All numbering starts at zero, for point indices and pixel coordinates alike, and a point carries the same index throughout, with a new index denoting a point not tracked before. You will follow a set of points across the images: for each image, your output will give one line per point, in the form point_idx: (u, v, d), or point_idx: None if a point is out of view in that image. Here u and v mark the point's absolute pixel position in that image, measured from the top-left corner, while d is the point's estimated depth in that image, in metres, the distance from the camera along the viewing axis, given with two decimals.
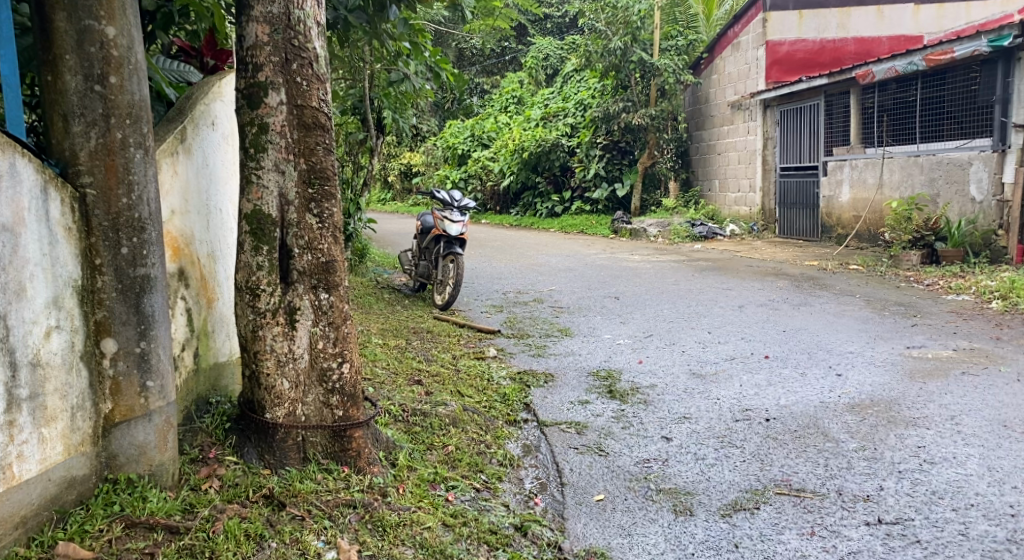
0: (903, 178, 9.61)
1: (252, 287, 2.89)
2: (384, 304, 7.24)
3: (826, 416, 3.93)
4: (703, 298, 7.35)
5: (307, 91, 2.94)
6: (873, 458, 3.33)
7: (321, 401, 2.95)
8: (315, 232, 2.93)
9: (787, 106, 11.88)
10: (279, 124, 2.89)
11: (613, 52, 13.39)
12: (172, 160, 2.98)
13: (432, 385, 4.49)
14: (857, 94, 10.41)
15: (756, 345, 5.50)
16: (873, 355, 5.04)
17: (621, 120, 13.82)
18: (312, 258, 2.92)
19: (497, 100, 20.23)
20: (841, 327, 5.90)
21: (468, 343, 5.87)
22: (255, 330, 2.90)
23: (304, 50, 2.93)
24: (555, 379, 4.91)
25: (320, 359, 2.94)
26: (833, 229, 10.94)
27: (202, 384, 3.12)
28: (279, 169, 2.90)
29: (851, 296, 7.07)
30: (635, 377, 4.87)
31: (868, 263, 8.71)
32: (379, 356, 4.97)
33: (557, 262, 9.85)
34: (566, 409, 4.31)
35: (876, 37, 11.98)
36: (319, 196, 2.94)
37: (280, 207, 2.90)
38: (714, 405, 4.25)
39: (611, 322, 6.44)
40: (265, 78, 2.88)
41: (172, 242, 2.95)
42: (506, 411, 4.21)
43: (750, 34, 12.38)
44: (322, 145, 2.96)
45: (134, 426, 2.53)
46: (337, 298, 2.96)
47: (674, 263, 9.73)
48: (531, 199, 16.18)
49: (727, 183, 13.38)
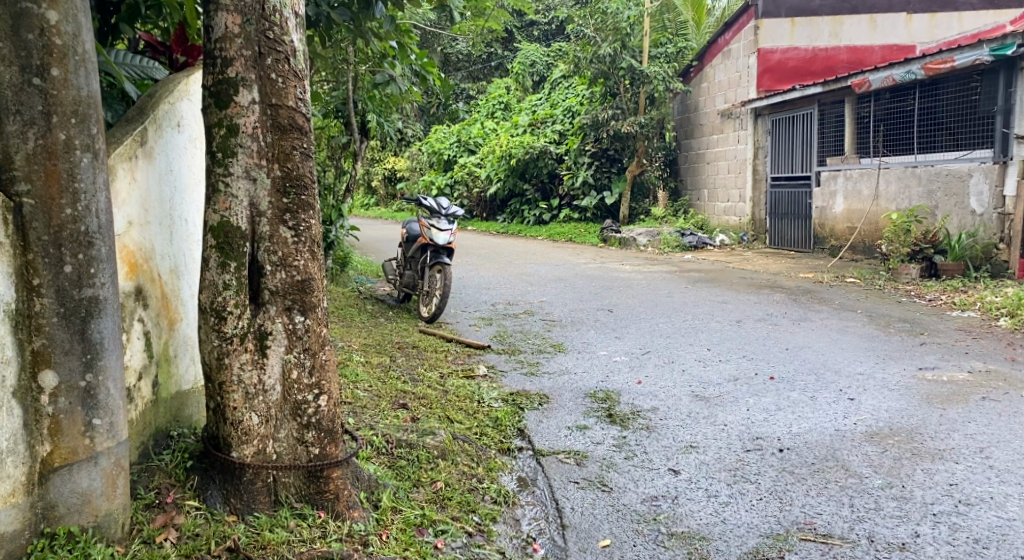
0: (899, 190, 9.40)
1: (217, 310, 2.56)
2: (366, 317, 6.91)
3: (844, 446, 3.65)
4: (700, 311, 7.07)
5: (283, 89, 2.62)
6: (903, 498, 3.08)
7: (295, 438, 2.63)
8: (290, 247, 2.61)
9: (778, 114, 11.65)
10: (251, 125, 2.57)
11: (602, 58, 13.14)
12: (130, 165, 2.66)
13: (419, 409, 4.17)
14: (851, 103, 10.19)
15: (760, 364, 5.22)
16: (885, 377, 4.76)
17: (610, 128, 13.58)
18: (286, 276, 2.60)
19: (483, 105, 19.94)
20: (847, 345, 5.62)
21: (456, 359, 5.55)
22: (220, 358, 2.57)
23: (280, 43, 2.61)
24: (550, 401, 4.59)
25: (294, 391, 2.62)
26: (826, 241, 10.71)
27: (161, 416, 2.79)
28: (250, 176, 2.58)
29: (852, 311, 6.81)
30: (635, 399, 4.57)
31: (865, 276, 8.49)
32: (361, 377, 4.64)
33: (546, 271, 9.56)
34: (563, 435, 4.00)
35: (869, 45, 11.80)
36: (295, 206, 2.62)
37: (250, 219, 2.59)
38: (721, 432, 3.95)
39: (605, 338, 6.14)
40: (235, 74, 2.57)
41: (128, 256, 2.62)
42: (498, 439, 3.89)
43: (741, 41, 12.17)
44: (299, 149, 2.64)
45: (76, 472, 2.19)
46: (314, 321, 2.64)
47: (667, 274, 9.47)
48: (519, 206, 15.95)
49: (717, 192, 13.15)
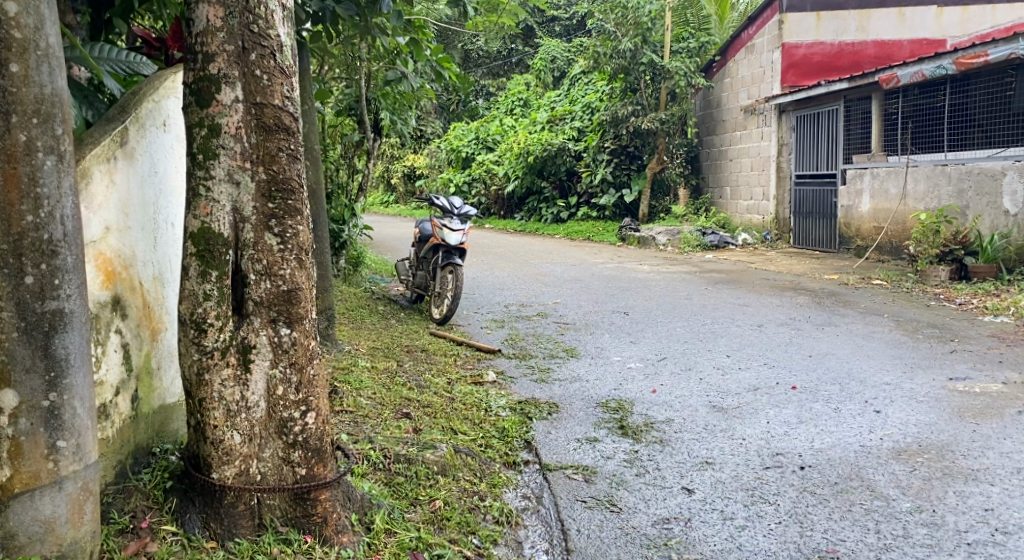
0: (928, 189, 9.07)
1: (197, 322, 2.40)
2: (377, 318, 6.76)
3: (869, 463, 3.44)
4: (719, 315, 6.86)
5: (269, 87, 2.46)
6: (934, 525, 2.89)
7: (280, 457, 2.47)
8: (275, 256, 2.44)
9: (803, 111, 11.37)
10: (234, 125, 2.42)
11: (622, 53, 12.92)
12: (108, 167, 2.51)
13: (423, 419, 4.01)
14: (879, 99, 9.92)
15: (781, 373, 5.00)
16: (913, 387, 4.53)
17: (630, 124, 13.36)
18: (271, 287, 2.44)
19: (502, 102, 19.76)
20: (873, 352, 5.39)
21: (465, 364, 5.39)
22: (200, 374, 2.41)
23: (265, 37, 2.45)
24: (560, 410, 4.41)
25: (279, 407, 2.46)
26: (852, 241, 10.42)
27: (142, 432, 2.63)
28: (233, 180, 2.42)
29: (878, 315, 6.57)
30: (648, 410, 4.38)
31: (892, 278, 8.22)
32: (365, 384, 4.48)
33: (562, 271, 9.36)
34: (572, 448, 3.82)
35: (897, 40, 11.48)
36: (282, 211, 2.46)
37: (233, 225, 2.43)
38: (740, 447, 3.76)
39: (621, 342, 5.95)
40: (216, 71, 2.41)
41: (104, 264, 2.47)
42: (504, 452, 3.73)
43: (765, 36, 11.90)
44: (285, 151, 2.47)
45: (38, 498, 2.05)
46: (301, 334, 2.48)
47: (686, 275, 9.25)
48: (536, 204, 15.76)
49: (739, 190, 12.89)
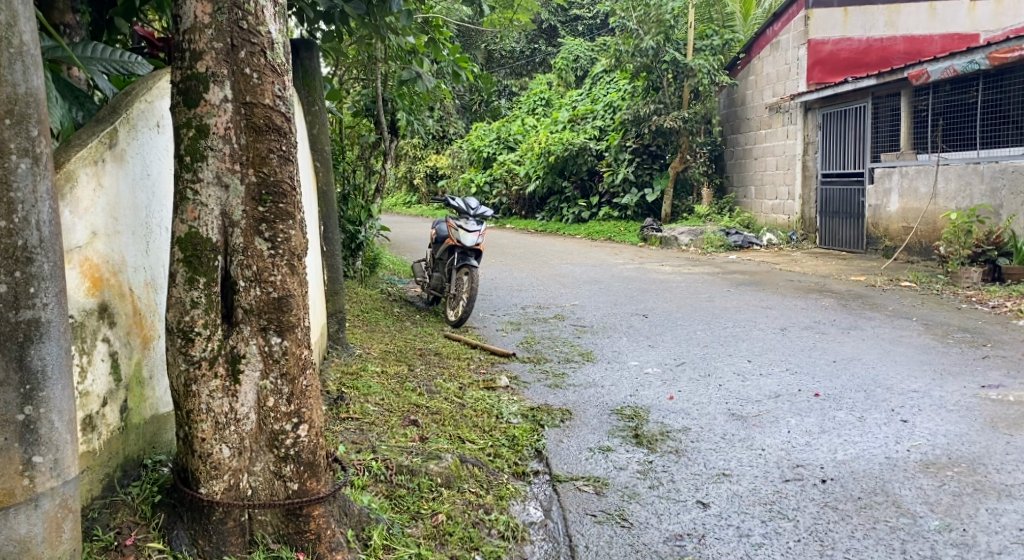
0: (959, 188, 8.86)
1: (184, 330, 2.30)
2: (392, 320, 6.67)
3: (894, 477, 3.27)
4: (741, 317, 6.70)
5: (259, 86, 2.36)
6: (964, 545, 2.73)
7: (271, 472, 2.37)
8: (265, 261, 2.35)
9: (829, 108, 11.14)
10: (222, 125, 2.32)
11: (645, 52, 12.75)
12: (95, 169, 2.41)
13: (430, 426, 3.91)
14: (908, 96, 9.68)
15: (804, 379, 4.84)
16: (943, 396, 4.35)
17: (652, 123, 13.20)
18: (261, 293, 2.34)
19: (525, 102, 19.65)
20: (901, 357, 5.21)
21: (478, 368, 5.28)
22: (187, 385, 2.31)
23: (255, 34, 2.35)
24: (573, 418, 4.29)
25: (270, 419, 2.36)
26: (879, 241, 10.18)
27: (132, 443, 2.53)
28: (222, 183, 2.32)
29: (907, 319, 6.37)
30: (665, 418, 4.25)
31: (921, 280, 8.01)
32: (373, 389, 4.39)
33: (582, 273, 9.22)
34: (584, 458, 3.71)
35: (928, 35, 11.19)
36: (273, 215, 2.36)
37: (222, 230, 2.33)
38: (758, 458, 3.62)
39: (639, 346, 5.81)
40: (205, 68, 2.31)
41: (90, 270, 2.38)
42: (513, 462, 3.62)
43: (791, 33, 11.68)
44: (276, 152, 2.38)
45: (13, 517, 1.96)
46: (292, 343, 2.38)
47: (708, 276, 9.08)
48: (557, 205, 15.63)
49: (764, 190, 12.66)
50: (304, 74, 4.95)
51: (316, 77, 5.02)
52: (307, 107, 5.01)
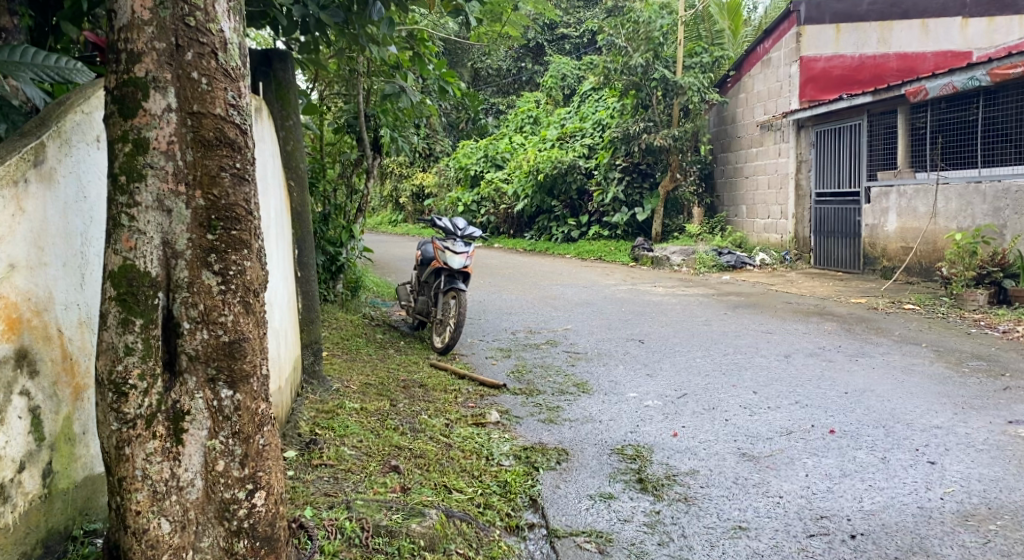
0: (960, 208, 8.61)
1: (117, 383, 1.93)
2: (374, 348, 6.29)
3: (933, 532, 3.03)
4: (741, 343, 6.36)
5: (209, 94, 2.00)
6: None
7: (221, 548, 2.00)
8: (215, 299, 1.99)
9: (822, 126, 10.87)
10: (164, 139, 1.97)
11: (634, 69, 12.49)
12: (16, 191, 2.06)
13: (413, 474, 3.55)
14: (905, 113, 9.43)
15: (816, 412, 4.52)
16: (968, 432, 4.06)
17: (641, 141, 12.90)
18: (209, 337, 1.98)
19: (512, 120, 19.36)
20: (916, 389, 4.88)
21: (466, 402, 4.91)
22: (119, 447, 1.94)
23: (205, 33, 2.00)
24: (570, 459, 3.94)
25: (219, 487, 2.00)
26: (877, 261, 9.91)
27: (57, 513, 2.16)
28: (164, 207, 1.97)
29: (916, 345, 6.06)
30: (670, 458, 3.91)
31: (925, 302, 7.74)
32: (350, 430, 4.01)
33: (573, 295, 8.88)
34: (584, 508, 3.37)
35: (920, 53, 10.96)
36: (224, 245, 2.01)
37: (163, 262, 1.97)
38: (777, 508, 3.31)
39: (636, 376, 5.45)
40: (143, 73, 1.95)
41: (5, 311, 2.02)
42: (505, 514, 3.28)
43: (782, 50, 11.46)
44: (228, 170, 2.03)
45: None
46: (246, 396, 2.02)
47: (703, 298, 8.75)
48: (546, 223, 15.30)
49: (756, 209, 12.40)
50: (277, 86, 4.60)
51: (290, 90, 4.66)
52: (281, 122, 4.64)
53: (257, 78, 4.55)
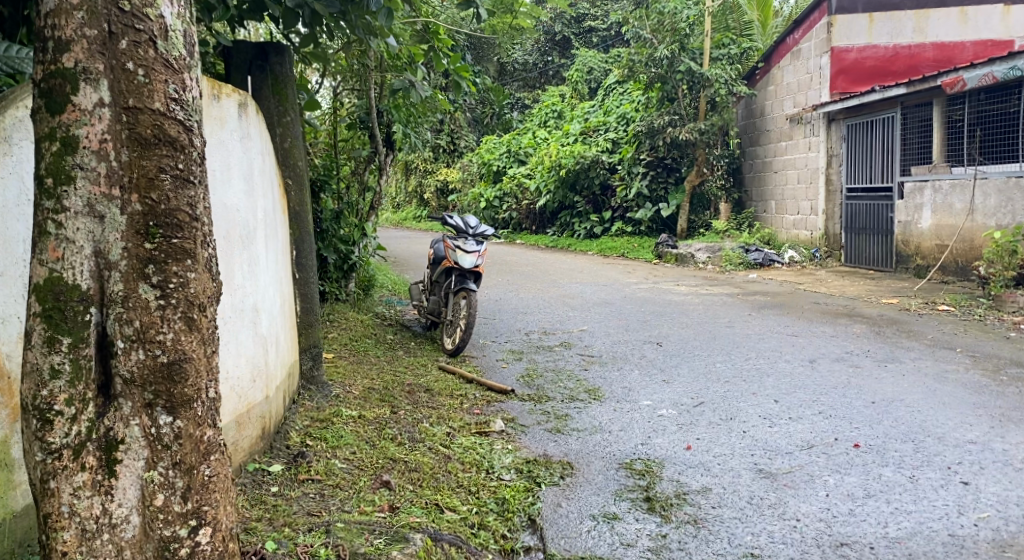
0: (999, 204, 8.25)
1: (41, 409, 1.73)
2: (383, 349, 6.10)
3: None
4: (764, 347, 6.08)
5: (146, 87, 1.81)
6: None
7: None
8: (152, 315, 1.80)
9: (854, 119, 10.49)
10: (96, 137, 1.77)
11: (659, 61, 12.19)
12: None
13: (405, 489, 3.35)
14: (940, 106, 9.04)
15: (841, 424, 4.25)
16: (1005, 448, 3.77)
17: (667, 135, 12.58)
18: (144, 357, 1.79)
19: (536, 115, 19.11)
20: (950, 399, 4.58)
21: (472, 408, 4.70)
22: (44, 481, 1.75)
23: (141, 18, 1.80)
24: (575, 473, 3.71)
25: (157, 523, 1.81)
26: (910, 259, 9.54)
27: None
28: (95, 212, 1.76)
29: (951, 350, 5.74)
30: (681, 474, 3.66)
31: (961, 303, 7.39)
32: (344, 441, 3.81)
33: (592, 294, 8.63)
34: (586, 530, 3.15)
35: (959, 42, 10.52)
36: (164, 255, 1.81)
37: (95, 275, 1.78)
38: (794, 533, 3.06)
39: (651, 382, 5.20)
40: (72, 63, 1.75)
41: None
42: (500, 535, 3.08)
43: (812, 40, 11.10)
44: (169, 171, 1.83)
45: None
46: (187, 422, 1.84)
47: (728, 297, 8.47)
48: (569, 219, 15.07)
49: (785, 204, 12.04)
50: (274, 80, 4.40)
51: (288, 84, 4.47)
52: (278, 118, 4.44)
53: (254, 72, 4.36)
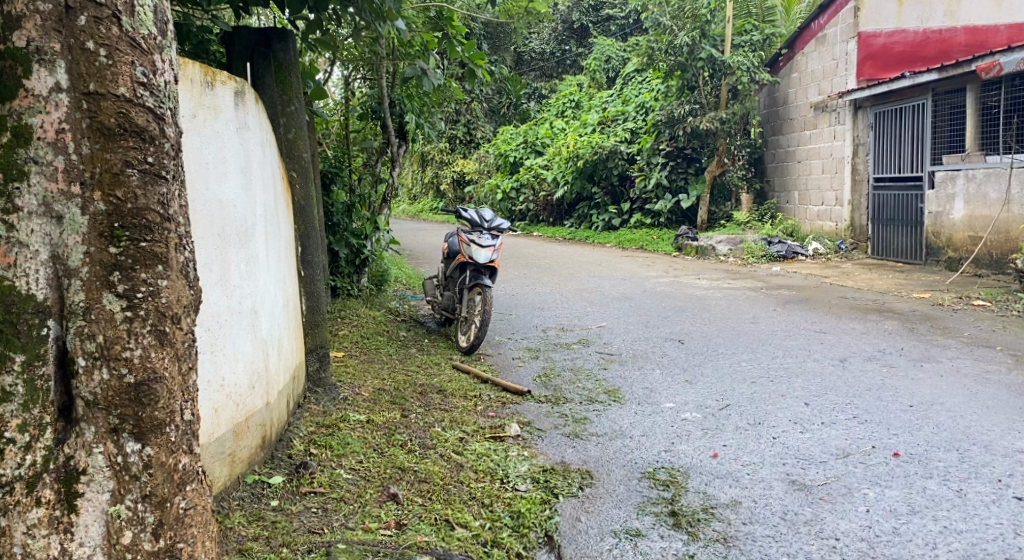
0: None
1: None
2: (395, 347, 5.90)
3: None
4: (792, 345, 5.83)
5: (110, 69, 1.59)
6: None
7: None
8: (118, 328, 1.60)
9: (882, 106, 10.15)
10: (52, 127, 1.55)
11: (679, 49, 11.90)
12: None
13: (414, 503, 3.14)
14: (974, 92, 8.71)
15: (879, 430, 3.99)
16: None
17: (687, 125, 12.29)
18: (109, 378, 1.60)
19: (554, 104, 18.84)
20: (993, 403, 4.32)
21: (487, 411, 4.49)
22: None
23: None
24: (594, 484, 3.48)
25: None
26: (941, 252, 9.24)
27: None
28: (52, 211, 1.56)
29: (989, 349, 5.47)
30: (709, 485, 3.43)
31: (998, 298, 7.09)
32: (351, 449, 3.60)
33: (611, 288, 8.38)
34: (606, 549, 2.92)
35: (993, 26, 10.00)
36: (132, 260, 1.61)
37: (53, 282, 1.57)
38: (834, 555, 2.82)
39: (674, 383, 4.97)
40: (22, 41, 1.53)
41: None
42: (514, 554, 2.86)
43: (838, 26, 10.79)
44: (136, 166, 1.62)
45: None
46: (159, 450, 1.65)
47: (751, 292, 8.20)
48: (587, 211, 14.80)
49: (809, 195, 11.73)
50: (277, 68, 4.19)
51: (292, 72, 4.26)
52: (281, 107, 4.23)
53: (256, 59, 4.14)
